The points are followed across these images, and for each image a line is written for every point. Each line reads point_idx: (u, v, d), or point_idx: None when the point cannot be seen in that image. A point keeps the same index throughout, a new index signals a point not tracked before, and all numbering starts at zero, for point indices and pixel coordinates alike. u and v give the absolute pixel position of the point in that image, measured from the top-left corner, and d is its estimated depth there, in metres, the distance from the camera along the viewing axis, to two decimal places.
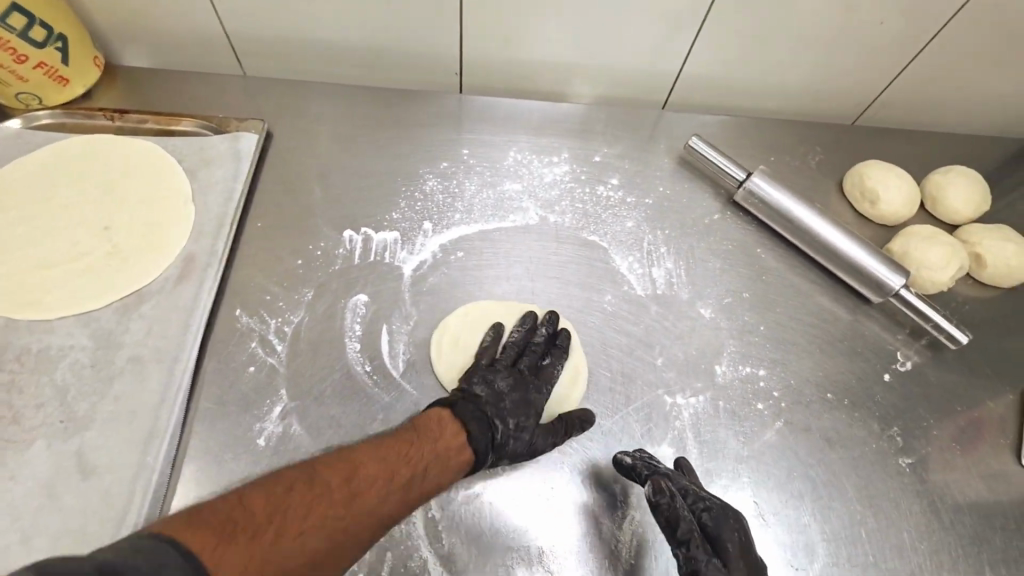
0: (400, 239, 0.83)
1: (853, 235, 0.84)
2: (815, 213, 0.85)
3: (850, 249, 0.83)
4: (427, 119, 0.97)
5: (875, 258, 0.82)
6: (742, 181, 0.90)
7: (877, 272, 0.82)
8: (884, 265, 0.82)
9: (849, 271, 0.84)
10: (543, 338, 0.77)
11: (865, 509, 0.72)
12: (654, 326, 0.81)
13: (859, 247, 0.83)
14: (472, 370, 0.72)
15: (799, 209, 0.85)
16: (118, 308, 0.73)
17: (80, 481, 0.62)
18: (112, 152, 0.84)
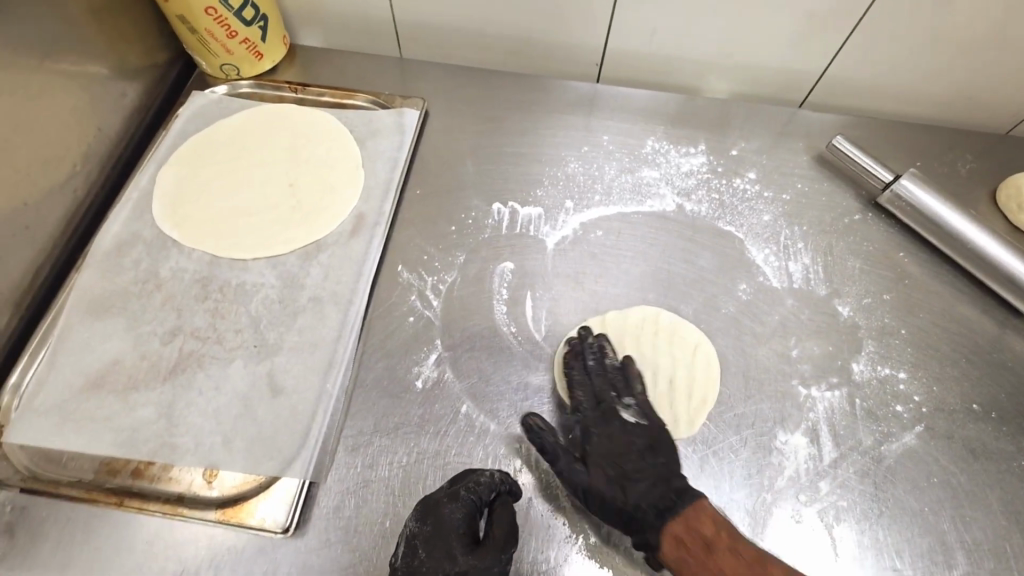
0: (544, 216, 0.88)
1: (1011, 245, 0.81)
2: (971, 220, 0.82)
3: (1008, 259, 0.80)
4: (568, 107, 1.02)
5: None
6: (888, 183, 0.88)
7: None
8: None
9: (1002, 280, 0.81)
10: (595, 362, 0.75)
11: (1012, 524, 0.70)
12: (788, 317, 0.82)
13: (1017, 257, 0.80)
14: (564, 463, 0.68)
15: (951, 215, 0.83)
16: (300, 255, 0.82)
17: (271, 399, 0.72)
18: (293, 121, 0.95)
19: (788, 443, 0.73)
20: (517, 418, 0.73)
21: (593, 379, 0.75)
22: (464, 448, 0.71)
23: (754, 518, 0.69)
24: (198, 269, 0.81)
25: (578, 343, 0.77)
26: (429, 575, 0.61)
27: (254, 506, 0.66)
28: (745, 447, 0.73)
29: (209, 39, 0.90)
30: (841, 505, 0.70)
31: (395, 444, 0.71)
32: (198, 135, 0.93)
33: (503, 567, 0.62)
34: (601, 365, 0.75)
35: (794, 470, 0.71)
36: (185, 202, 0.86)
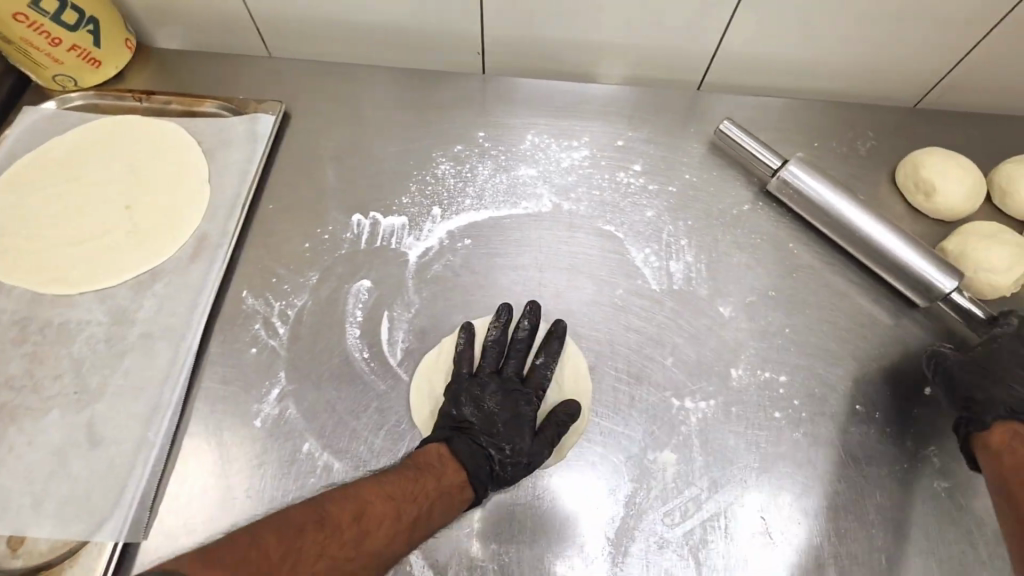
0: (408, 225, 0.81)
1: (903, 233, 0.75)
2: (862, 208, 0.77)
3: (900, 248, 0.75)
4: (445, 102, 0.94)
5: (926, 257, 0.74)
6: (776, 169, 0.82)
7: (928, 274, 0.73)
8: (937, 265, 0.73)
9: (894, 271, 0.76)
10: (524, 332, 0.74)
11: (892, 535, 0.65)
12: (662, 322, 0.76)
13: (909, 245, 0.74)
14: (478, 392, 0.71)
15: (837, 201, 0.78)
16: (133, 285, 0.75)
17: (89, 451, 0.65)
18: (135, 133, 0.87)
19: (657, 460, 0.68)
20: (365, 455, 0.67)
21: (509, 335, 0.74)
22: (304, 491, 0.65)
23: (615, 545, 0.64)
24: (16, 309, 0.73)
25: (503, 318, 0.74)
26: (503, 442, 0.67)
27: (62, 575, 0.60)
28: (612, 466, 0.68)
29: (28, 49, 0.80)
30: (712, 525, 0.65)
31: (228, 492, 0.65)
32: (28, 156, 0.84)
33: (530, 427, 0.68)
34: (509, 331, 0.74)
35: (663, 489, 0.67)
36: (8, 234, 0.78)
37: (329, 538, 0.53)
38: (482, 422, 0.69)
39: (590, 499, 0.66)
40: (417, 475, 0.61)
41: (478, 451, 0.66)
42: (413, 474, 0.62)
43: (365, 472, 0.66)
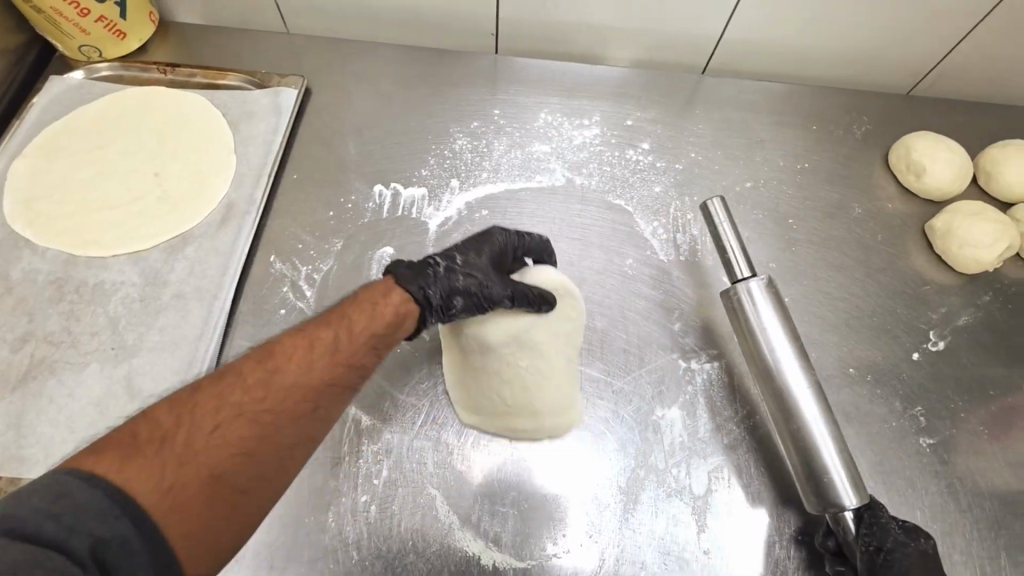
0: (428, 196, 0.85)
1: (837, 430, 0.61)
2: (815, 396, 0.61)
3: (830, 454, 0.59)
4: (460, 78, 0.97)
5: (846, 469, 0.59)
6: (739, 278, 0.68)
7: (840, 486, 0.58)
8: (846, 472, 0.59)
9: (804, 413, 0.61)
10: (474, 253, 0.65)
11: (878, 486, 0.71)
12: (799, 362, 0.62)
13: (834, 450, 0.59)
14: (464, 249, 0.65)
15: (777, 333, 0.63)
16: (165, 249, 0.78)
17: (128, 403, 0.68)
18: (161, 104, 0.89)
19: (665, 417, 0.73)
20: (391, 409, 0.71)
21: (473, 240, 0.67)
22: (334, 441, 0.69)
23: (626, 495, 0.68)
24: (52, 270, 0.76)
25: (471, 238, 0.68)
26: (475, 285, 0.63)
27: None
28: (622, 422, 0.72)
29: (57, 19, 0.83)
30: (716, 475, 0.70)
31: None
32: (56, 124, 0.86)
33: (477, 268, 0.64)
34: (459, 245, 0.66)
35: (670, 443, 0.71)
36: (39, 199, 0.81)
37: (151, 446, 0.46)
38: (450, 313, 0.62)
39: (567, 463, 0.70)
40: (273, 377, 0.53)
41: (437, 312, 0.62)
42: (266, 378, 0.53)
43: (391, 424, 0.70)
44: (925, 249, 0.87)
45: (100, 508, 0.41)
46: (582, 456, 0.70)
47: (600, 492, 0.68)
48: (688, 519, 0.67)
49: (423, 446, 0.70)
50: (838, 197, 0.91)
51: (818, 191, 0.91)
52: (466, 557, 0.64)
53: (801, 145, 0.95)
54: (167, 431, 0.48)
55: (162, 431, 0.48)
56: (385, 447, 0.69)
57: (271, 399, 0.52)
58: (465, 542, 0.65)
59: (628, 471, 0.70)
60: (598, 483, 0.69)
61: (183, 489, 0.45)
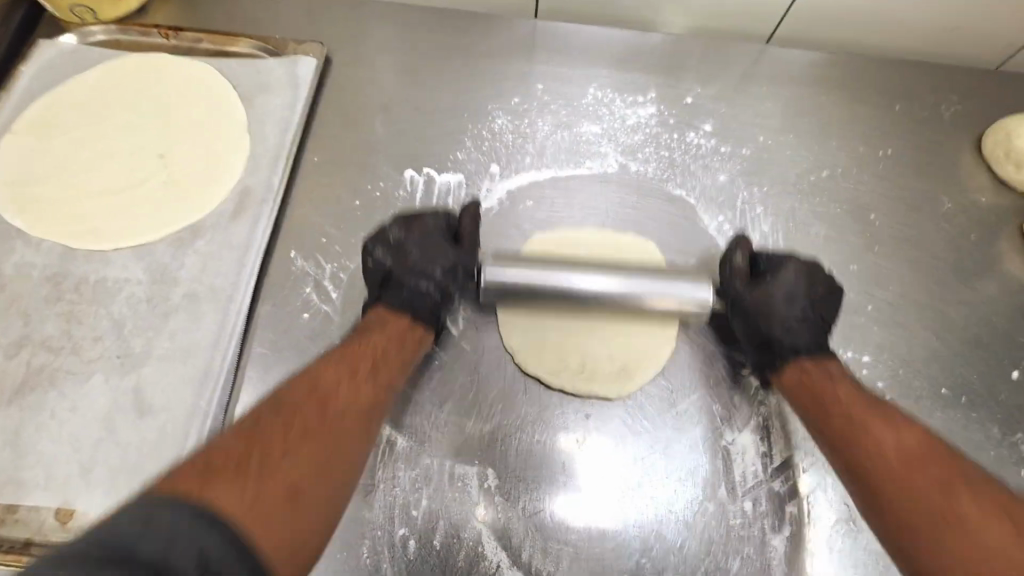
0: (465, 183, 0.76)
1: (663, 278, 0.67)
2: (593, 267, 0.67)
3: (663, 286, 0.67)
4: (498, 47, 0.86)
5: (665, 279, 0.67)
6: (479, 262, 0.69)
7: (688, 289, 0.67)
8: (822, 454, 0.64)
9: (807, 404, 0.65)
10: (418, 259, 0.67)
11: None
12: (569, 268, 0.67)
13: (657, 280, 0.67)
14: (417, 259, 0.67)
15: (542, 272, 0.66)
16: (173, 242, 0.70)
17: (137, 419, 0.61)
18: (164, 74, 0.79)
19: (735, 442, 0.65)
20: (430, 428, 0.64)
21: (409, 250, 0.67)
22: (368, 464, 0.62)
23: (694, 530, 0.61)
24: (47, 266, 0.68)
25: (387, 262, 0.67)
26: (428, 268, 0.67)
27: None
28: (688, 447, 0.65)
29: None
30: (793, 509, 0.62)
31: None
32: (48, 96, 0.77)
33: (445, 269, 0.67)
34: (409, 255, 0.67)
35: (742, 472, 0.64)
36: (31, 182, 0.72)
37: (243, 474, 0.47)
38: (395, 259, 0.67)
39: (629, 493, 0.63)
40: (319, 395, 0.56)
41: (412, 297, 0.66)
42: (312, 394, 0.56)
43: (430, 447, 0.63)
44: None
45: (223, 549, 0.39)
46: (643, 484, 0.63)
47: (665, 526, 0.61)
48: (762, 558, 0.60)
49: (466, 471, 0.62)
50: (924, 189, 0.80)
51: (901, 181, 0.81)
52: None
53: (883, 129, 0.84)
54: (239, 455, 0.48)
55: (219, 456, 0.47)
56: (424, 472, 0.62)
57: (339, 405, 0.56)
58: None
59: (696, 503, 0.62)
60: (663, 516, 0.62)
61: (268, 500, 0.46)
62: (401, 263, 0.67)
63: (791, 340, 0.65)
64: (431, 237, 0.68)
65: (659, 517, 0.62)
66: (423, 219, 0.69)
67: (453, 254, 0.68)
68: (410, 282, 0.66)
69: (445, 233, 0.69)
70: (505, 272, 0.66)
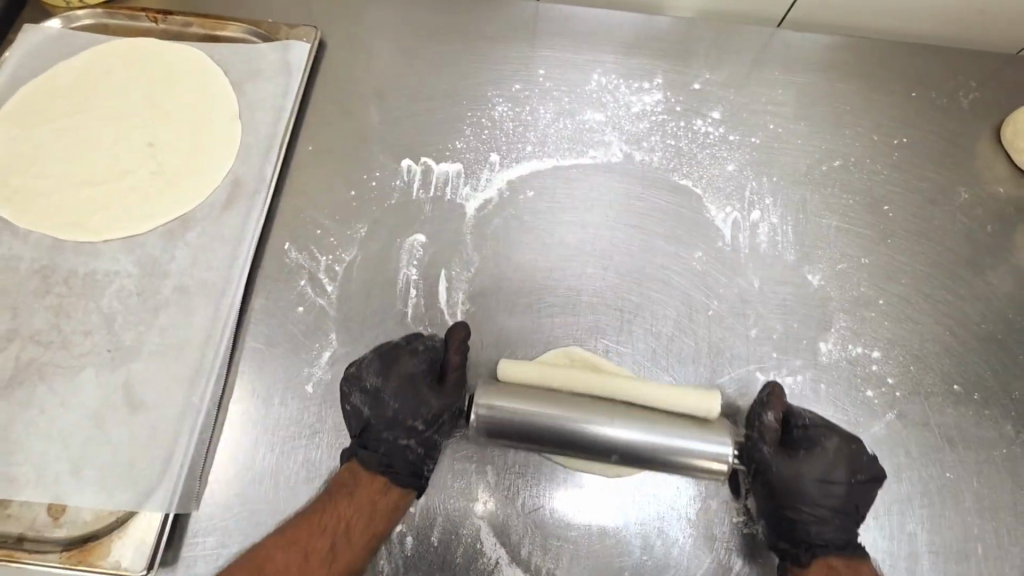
0: (464, 173, 0.73)
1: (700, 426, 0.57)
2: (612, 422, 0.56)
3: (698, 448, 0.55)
4: (499, 31, 0.83)
5: (686, 429, 0.56)
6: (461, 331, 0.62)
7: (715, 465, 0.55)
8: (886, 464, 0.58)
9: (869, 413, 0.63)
10: (404, 420, 0.59)
11: (988, 523, 0.61)
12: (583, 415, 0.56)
13: (697, 436, 0.56)
14: (388, 404, 0.60)
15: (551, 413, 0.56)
16: (163, 233, 0.68)
17: (127, 416, 0.60)
18: (154, 59, 0.77)
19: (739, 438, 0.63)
20: None
21: (385, 397, 0.60)
22: None
23: (697, 529, 0.60)
24: (35, 258, 0.66)
25: (368, 386, 0.60)
26: (407, 418, 0.59)
27: (111, 546, 0.55)
28: None
29: None
30: None
31: (282, 462, 0.60)
32: (36, 80, 0.75)
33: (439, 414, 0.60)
34: (387, 410, 0.60)
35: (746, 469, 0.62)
36: (20, 170, 0.70)
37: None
38: (370, 408, 0.60)
39: (631, 488, 0.61)
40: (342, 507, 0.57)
41: (391, 445, 0.59)
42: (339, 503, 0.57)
43: None
44: None
45: None
46: (645, 480, 0.61)
47: (667, 523, 0.60)
48: (767, 557, 0.59)
49: (463, 466, 0.61)
50: (940, 180, 0.78)
51: (916, 171, 0.78)
52: None
53: (897, 117, 0.81)
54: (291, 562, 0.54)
55: (270, 570, 0.54)
56: None
57: (354, 526, 0.56)
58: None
59: (699, 500, 0.61)
60: (665, 513, 0.60)
61: None
62: (383, 399, 0.60)
63: (824, 488, 0.58)
64: (415, 382, 0.60)
65: (660, 513, 0.60)
66: (404, 362, 0.61)
67: (439, 400, 0.60)
68: (385, 439, 0.59)
69: (430, 369, 0.61)
70: (504, 409, 0.56)
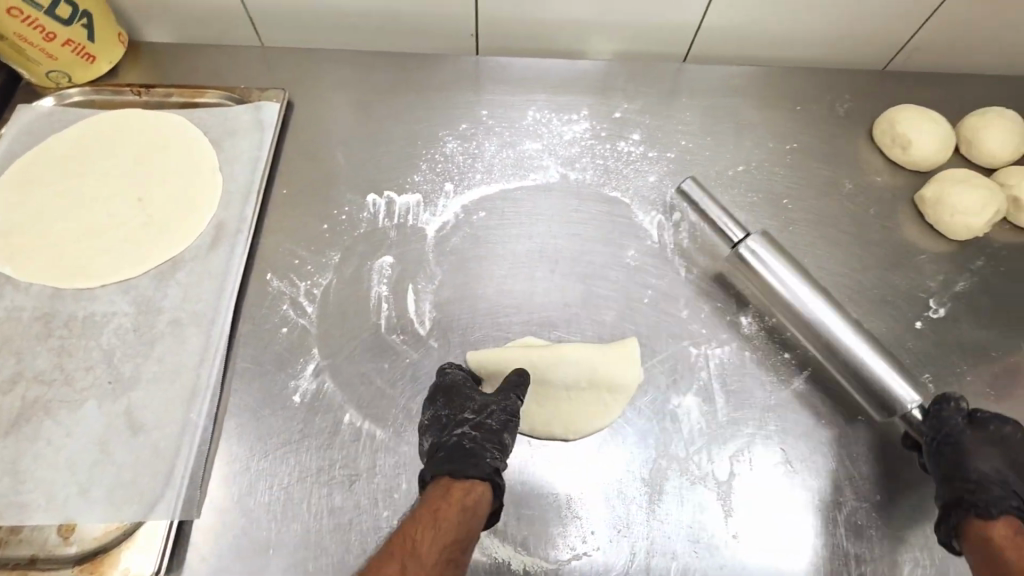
0: (422, 201, 0.84)
1: (808, 279, 0.73)
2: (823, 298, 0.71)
3: (866, 352, 0.68)
4: (446, 81, 0.95)
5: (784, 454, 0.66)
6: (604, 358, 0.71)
7: (895, 388, 0.66)
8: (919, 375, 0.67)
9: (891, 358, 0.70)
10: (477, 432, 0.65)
11: (896, 454, 0.71)
12: (838, 322, 0.70)
13: (888, 369, 0.67)
14: (443, 421, 0.67)
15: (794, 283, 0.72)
16: (155, 275, 0.75)
17: (130, 438, 0.66)
18: (139, 127, 0.86)
19: (681, 405, 0.72)
20: (404, 420, 0.69)
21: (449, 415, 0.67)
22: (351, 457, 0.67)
23: (651, 487, 0.68)
24: (36, 307, 0.73)
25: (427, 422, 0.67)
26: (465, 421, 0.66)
27: (119, 556, 0.61)
28: (640, 413, 0.72)
29: (22, 45, 0.79)
30: (737, 458, 0.70)
31: (276, 465, 0.66)
32: (29, 153, 0.83)
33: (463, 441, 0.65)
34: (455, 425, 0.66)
35: (689, 432, 0.71)
36: (18, 232, 0.78)
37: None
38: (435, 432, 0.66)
39: (591, 459, 0.69)
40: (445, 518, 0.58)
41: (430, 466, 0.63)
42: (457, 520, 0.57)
43: (407, 436, 0.69)
44: (917, 219, 0.88)
45: None
46: (603, 450, 0.70)
47: (626, 485, 0.68)
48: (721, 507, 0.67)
49: None
50: (827, 176, 0.92)
51: (807, 170, 0.92)
52: (497, 564, 0.64)
53: (788, 127, 0.96)
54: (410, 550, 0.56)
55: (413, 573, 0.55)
56: (402, 460, 0.67)
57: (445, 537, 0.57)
58: (494, 548, 0.65)
59: (652, 462, 0.69)
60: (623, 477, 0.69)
61: None
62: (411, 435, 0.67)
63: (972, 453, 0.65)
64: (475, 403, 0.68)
65: (618, 477, 0.69)
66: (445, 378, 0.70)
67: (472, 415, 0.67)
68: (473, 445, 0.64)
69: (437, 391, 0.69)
70: (760, 247, 0.74)
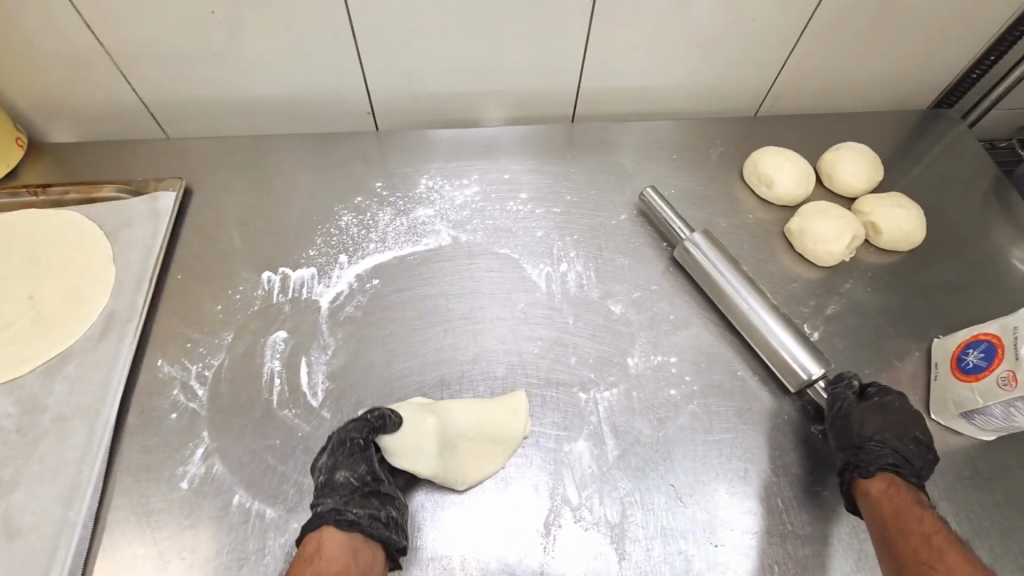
0: (317, 275, 0.86)
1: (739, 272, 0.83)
2: (752, 293, 0.81)
3: (777, 329, 0.78)
4: (342, 157, 0.99)
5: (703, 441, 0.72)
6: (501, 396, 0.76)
7: (796, 354, 0.77)
8: (807, 348, 0.77)
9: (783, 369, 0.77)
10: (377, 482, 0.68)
11: (777, 477, 0.75)
12: (750, 294, 0.81)
13: (795, 339, 0.78)
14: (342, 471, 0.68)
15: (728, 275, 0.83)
16: (42, 371, 0.76)
17: (4, 544, 0.64)
18: (34, 225, 0.88)
19: (572, 451, 0.75)
20: (296, 496, 0.70)
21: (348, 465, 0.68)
22: (238, 539, 0.67)
23: (546, 537, 0.70)
24: None
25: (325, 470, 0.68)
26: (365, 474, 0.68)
27: None
28: (533, 464, 0.74)
29: None
30: (628, 499, 0.72)
31: (162, 554, 0.65)
32: None
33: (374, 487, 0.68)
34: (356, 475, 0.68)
35: (581, 477, 0.73)
36: None
37: None
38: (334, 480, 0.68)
39: (485, 515, 0.71)
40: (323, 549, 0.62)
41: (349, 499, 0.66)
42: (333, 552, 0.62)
43: (299, 512, 0.69)
44: (789, 251, 0.95)
45: None
46: (497, 505, 0.71)
47: (521, 538, 0.69)
48: (616, 551, 0.69)
49: None
50: (704, 217, 0.99)
51: (686, 213, 0.99)
52: None
53: (667, 175, 1.03)
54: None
55: None
56: (292, 537, 0.67)
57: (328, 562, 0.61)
58: None
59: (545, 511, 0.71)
60: (517, 530, 0.70)
61: None
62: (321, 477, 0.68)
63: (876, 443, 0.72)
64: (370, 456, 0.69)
65: (511, 531, 0.70)
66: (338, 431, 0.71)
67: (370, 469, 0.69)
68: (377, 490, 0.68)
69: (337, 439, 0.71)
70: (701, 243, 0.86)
